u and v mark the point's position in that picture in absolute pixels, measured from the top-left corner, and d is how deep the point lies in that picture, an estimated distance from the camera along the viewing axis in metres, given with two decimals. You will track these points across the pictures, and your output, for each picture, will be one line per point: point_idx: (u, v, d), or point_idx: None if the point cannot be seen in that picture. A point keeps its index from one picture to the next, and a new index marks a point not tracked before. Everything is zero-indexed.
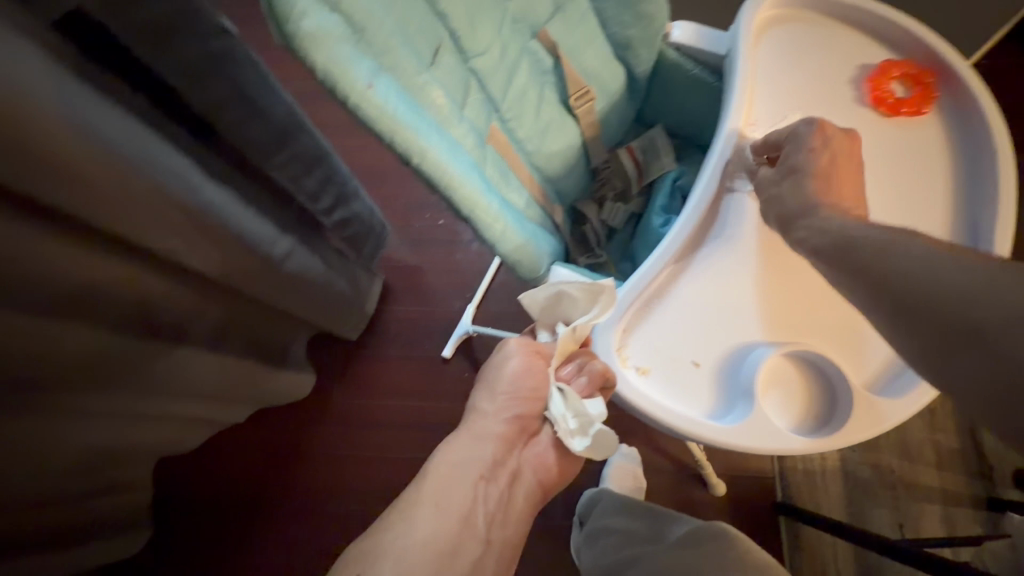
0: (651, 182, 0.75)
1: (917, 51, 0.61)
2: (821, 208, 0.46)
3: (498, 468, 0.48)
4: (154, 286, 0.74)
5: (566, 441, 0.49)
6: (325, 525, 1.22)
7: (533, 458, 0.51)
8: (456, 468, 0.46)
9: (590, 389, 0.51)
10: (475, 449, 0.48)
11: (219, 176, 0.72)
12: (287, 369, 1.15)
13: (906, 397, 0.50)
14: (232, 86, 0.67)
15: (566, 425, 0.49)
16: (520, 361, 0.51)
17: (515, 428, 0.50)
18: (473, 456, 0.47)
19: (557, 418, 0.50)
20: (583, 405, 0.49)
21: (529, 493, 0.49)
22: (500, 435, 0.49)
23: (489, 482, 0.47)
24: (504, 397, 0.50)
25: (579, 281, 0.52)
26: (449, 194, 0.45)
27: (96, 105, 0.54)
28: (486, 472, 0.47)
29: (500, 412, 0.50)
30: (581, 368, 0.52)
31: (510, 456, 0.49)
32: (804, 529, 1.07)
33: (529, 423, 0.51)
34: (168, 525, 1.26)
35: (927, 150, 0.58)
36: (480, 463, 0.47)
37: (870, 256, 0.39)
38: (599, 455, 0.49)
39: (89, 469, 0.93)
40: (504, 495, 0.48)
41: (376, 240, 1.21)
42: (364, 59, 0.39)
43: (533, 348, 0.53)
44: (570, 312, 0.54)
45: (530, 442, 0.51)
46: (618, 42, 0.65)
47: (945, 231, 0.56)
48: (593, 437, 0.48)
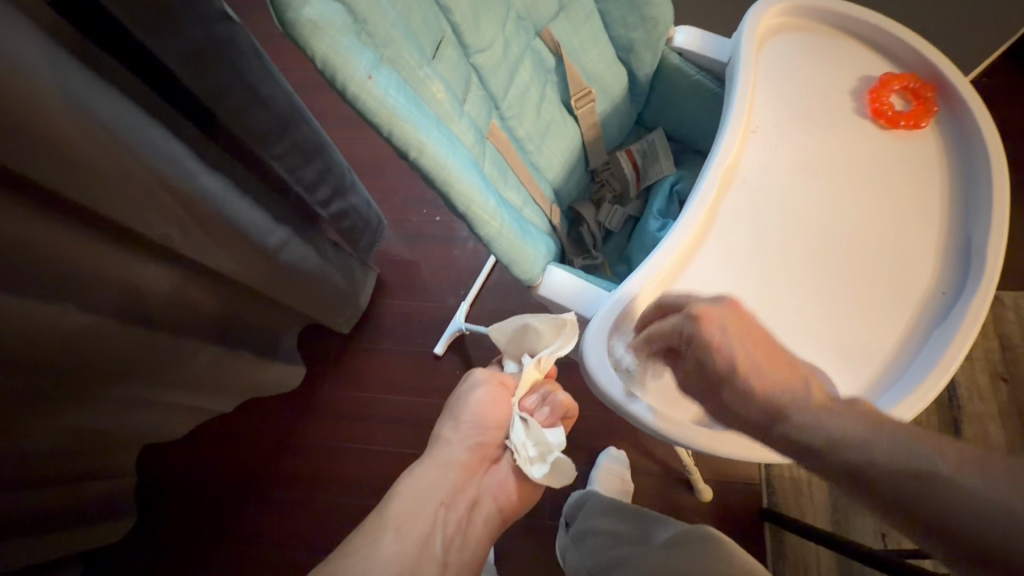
0: (649, 185, 0.76)
1: (917, 65, 0.61)
2: (785, 415, 0.32)
3: (457, 496, 0.64)
4: (145, 272, 0.73)
5: (528, 468, 0.62)
6: (312, 518, 1.21)
7: (491, 486, 0.66)
8: (424, 495, 0.63)
9: (551, 419, 0.64)
10: (440, 477, 0.65)
11: (216, 163, 0.72)
12: (278, 360, 1.14)
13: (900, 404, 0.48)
14: (233, 73, 0.66)
15: (527, 453, 0.62)
16: (487, 392, 0.68)
17: (476, 456, 0.67)
18: (438, 483, 0.64)
19: (519, 446, 0.63)
20: (543, 436, 0.62)
21: (486, 517, 0.65)
22: (462, 464, 0.65)
23: (450, 508, 0.63)
24: (468, 427, 0.67)
25: (545, 318, 0.60)
26: (446, 189, 0.45)
27: (96, 88, 0.54)
28: (446, 499, 0.64)
29: (464, 442, 0.67)
30: (544, 401, 0.65)
31: (469, 484, 0.65)
32: (788, 536, 1.07)
33: (489, 451, 0.68)
34: (153, 514, 1.25)
35: (925, 164, 0.58)
36: (442, 490, 0.64)
37: (883, 482, 0.28)
38: (557, 481, 0.62)
39: (74, 453, 0.92)
40: (462, 519, 0.63)
41: (372, 234, 1.20)
42: (366, 49, 0.39)
43: (499, 379, 0.68)
44: (534, 343, 0.62)
45: (490, 470, 0.67)
46: (622, 44, 0.65)
47: (940, 245, 0.55)
48: (550, 464, 0.61)
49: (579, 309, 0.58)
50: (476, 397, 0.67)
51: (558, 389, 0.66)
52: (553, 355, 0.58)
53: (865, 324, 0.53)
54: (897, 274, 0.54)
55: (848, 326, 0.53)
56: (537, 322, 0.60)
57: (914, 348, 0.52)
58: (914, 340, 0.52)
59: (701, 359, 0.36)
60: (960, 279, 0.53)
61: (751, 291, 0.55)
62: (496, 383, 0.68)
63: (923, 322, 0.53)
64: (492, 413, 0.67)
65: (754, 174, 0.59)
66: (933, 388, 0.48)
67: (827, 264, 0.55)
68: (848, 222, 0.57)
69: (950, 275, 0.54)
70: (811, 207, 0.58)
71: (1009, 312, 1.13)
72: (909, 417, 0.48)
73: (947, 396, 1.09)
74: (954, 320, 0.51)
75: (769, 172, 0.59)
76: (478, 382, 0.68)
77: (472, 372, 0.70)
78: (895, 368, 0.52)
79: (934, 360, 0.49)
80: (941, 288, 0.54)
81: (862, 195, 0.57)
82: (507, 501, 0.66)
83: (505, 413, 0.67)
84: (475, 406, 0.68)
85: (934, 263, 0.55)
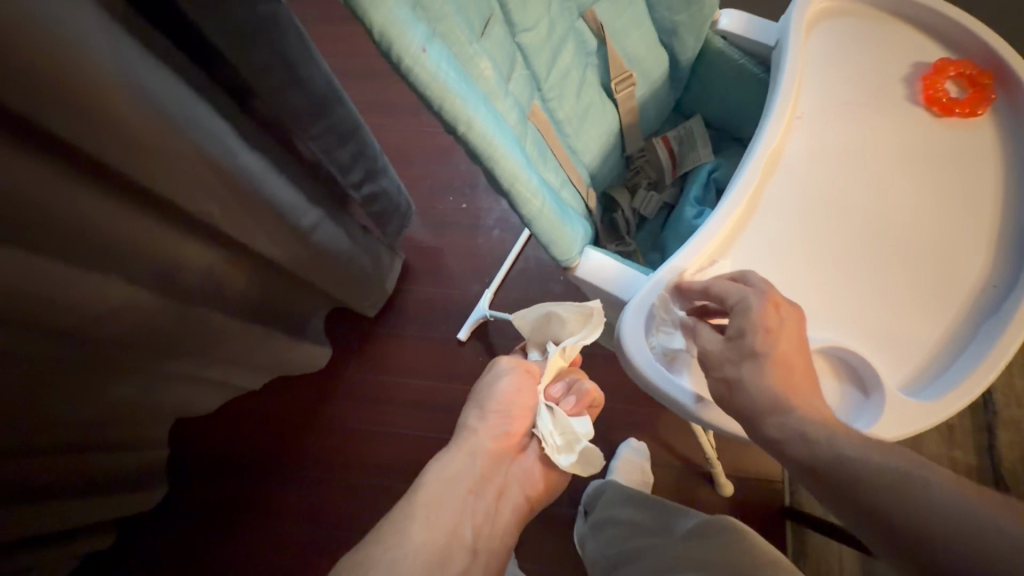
0: (686, 173, 0.75)
1: (975, 51, 0.59)
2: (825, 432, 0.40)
3: (485, 484, 0.64)
4: (185, 247, 0.75)
5: (555, 456, 0.63)
6: (333, 497, 1.24)
7: (518, 474, 0.67)
8: (451, 482, 0.63)
9: (577, 407, 0.66)
10: (467, 465, 0.65)
11: (255, 143, 0.73)
12: (306, 340, 1.17)
13: (944, 399, 0.47)
14: (276, 54, 0.67)
15: (554, 442, 0.64)
16: (511, 381, 0.67)
17: (503, 444, 0.67)
18: (465, 471, 0.64)
19: (545, 435, 0.64)
20: (570, 425, 0.63)
21: (514, 505, 0.66)
22: (489, 452, 0.65)
23: (478, 495, 0.64)
24: (494, 416, 0.67)
25: (568, 307, 0.61)
26: (491, 165, 0.45)
27: (148, 64, 0.55)
28: (474, 487, 0.64)
29: (491, 431, 0.66)
30: (569, 390, 0.68)
31: (496, 472, 0.66)
32: (810, 535, 1.06)
33: (516, 440, 0.68)
34: (182, 486, 1.29)
35: (979, 155, 0.56)
36: (470, 478, 0.64)
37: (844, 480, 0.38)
38: (584, 469, 0.63)
39: (113, 422, 0.96)
40: (491, 507, 0.64)
41: (401, 218, 1.21)
42: (419, 23, 0.39)
43: (524, 368, 0.67)
44: (560, 331, 0.64)
45: (517, 458, 0.68)
46: (665, 27, 0.64)
47: (992, 239, 0.53)
48: (578, 453, 0.62)
49: (617, 294, 0.57)
50: (502, 385, 0.66)
51: (584, 377, 0.68)
52: (578, 343, 0.60)
53: (910, 318, 0.52)
54: (944, 267, 0.53)
55: (893, 318, 0.52)
56: (562, 311, 0.62)
57: (959, 343, 0.50)
58: (961, 335, 0.51)
59: (752, 325, 0.45)
60: (1011, 273, 0.52)
61: (792, 280, 0.54)
62: (521, 371, 0.68)
63: (970, 317, 0.51)
64: (517, 400, 0.67)
65: (798, 162, 0.58)
66: (980, 384, 0.47)
67: (872, 257, 0.54)
68: (895, 214, 0.55)
69: (1001, 270, 0.52)
70: (857, 197, 0.56)
71: None
72: (951, 414, 0.47)
73: (983, 401, 1.06)
74: (1004, 316, 0.49)
75: (814, 160, 0.58)
76: (504, 370, 0.68)
77: (497, 361, 0.70)
78: (937, 363, 0.50)
79: (981, 356, 0.48)
80: (991, 283, 0.52)
81: (912, 186, 0.56)
82: (534, 490, 0.68)
83: (531, 401, 0.67)
84: (500, 395, 0.67)
85: (985, 258, 0.53)
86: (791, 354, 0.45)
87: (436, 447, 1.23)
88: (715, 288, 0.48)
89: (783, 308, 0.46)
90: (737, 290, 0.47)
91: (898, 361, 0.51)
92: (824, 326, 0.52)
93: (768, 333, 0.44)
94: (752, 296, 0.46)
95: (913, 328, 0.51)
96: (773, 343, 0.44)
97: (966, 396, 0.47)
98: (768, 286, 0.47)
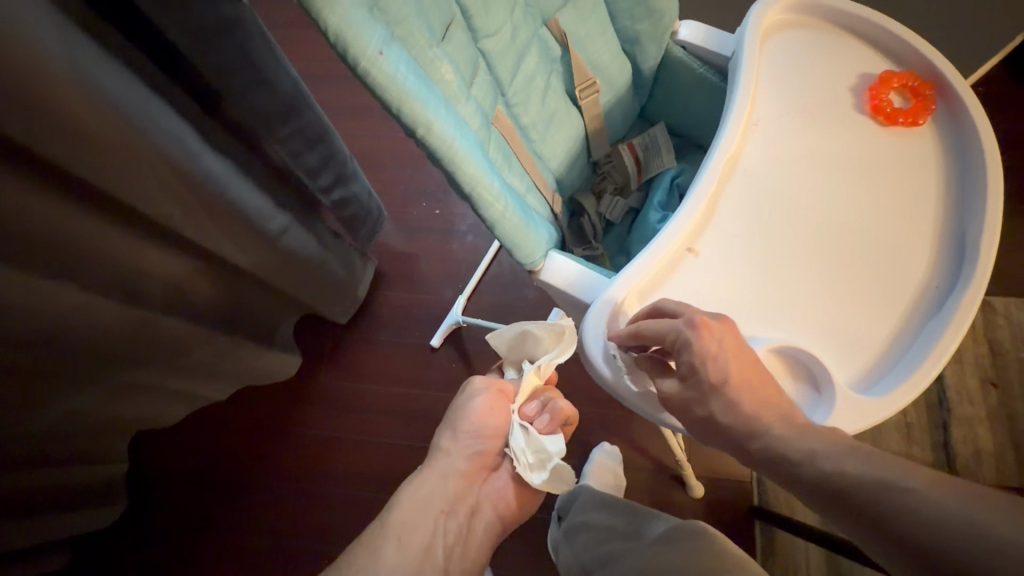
0: (651, 177, 0.76)
1: (916, 63, 0.62)
2: None
3: (457, 504, 0.64)
4: (148, 254, 0.73)
5: (527, 475, 0.60)
6: (305, 514, 1.20)
7: (491, 493, 0.66)
8: (424, 505, 0.63)
9: (551, 426, 0.62)
10: (440, 485, 0.65)
11: (218, 146, 0.72)
12: (275, 348, 1.14)
13: (891, 394, 0.49)
14: (241, 54, 0.66)
15: (526, 460, 0.61)
16: (484, 401, 0.65)
17: (476, 464, 0.66)
18: (438, 492, 0.64)
19: (518, 454, 0.61)
20: (542, 443, 0.60)
21: (487, 526, 0.65)
22: (462, 473, 0.65)
23: (450, 516, 0.63)
24: (467, 437, 0.66)
25: (541, 324, 0.59)
26: (452, 168, 0.45)
27: (101, 62, 0.53)
28: (447, 507, 0.64)
29: (463, 451, 0.66)
30: (544, 408, 0.63)
31: (469, 492, 0.65)
32: (777, 533, 1.08)
33: (488, 460, 0.67)
34: (144, 504, 1.24)
35: (922, 161, 0.59)
36: (443, 499, 0.64)
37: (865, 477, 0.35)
38: (557, 487, 0.60)
39: (71, 436, 0.92)
40: (462, 527, 0.64)
41: (372, 223, 1.20)
42: (376, 25, 0.39)
43: (497, 388, 0.66)
44: (535, 349, 0.61)
45: (490, 477, 0.67)
46: (627, 35, 0.65)
47: (935, 241, 0.56)
48: (550, 471, 0.59)
49: (580, 296, 0.58)
50: (475, 404, 0.65)
51: (559, 396, 0.64)
52: (553, 360, 0.58)
53: (858, 319, 0.54)
54: (892, 268, 0.55)
55: (845, 317, 0.54)
56: (535, 328, 0.59)
57: (906, 341, 0.52)
58: (909, 332, 0.53)
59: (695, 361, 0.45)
60: (953, 272, 0.54)
61: (749, 282, 0.56)
62: (494, 391, 0.66)
63: (915, 318, 0.53)
64: (491, 421, 0.65)
65: (754, 167, 0.60)
66: (925, 378, 0.49)
67: (824, 257, 0.56)
68: (845, 218, 0.58)
69: (944, 270, 0.55)
70: (810, 201, 0.58)
71: (1000, 318, 1.15)
72: (896, 410, 0.49)
73: (938, 398, 1.11)
74: (946, 314, 0.51)
75: (769, 166, 0.60)
76: (477, 391, 0.66)
77: (470, 382, 0.68)
78: (886, 362, 0.52)
79: (926, 352, 0.50)
80: (935, 282, 0.54)
81: (860, 189, 0.58)
82: (506, 507, 0.67)
83: (503, 421, 0.65)
84: (474, 416, 0.66)
85: (929, 258, 0.56)
86: (744, 371, 0.45)
87: (410, 455, 1.22)
88: (647, 328, 0.48)
89: (713, 327, 0.46)
90: (667, 325, 0.47)
91: (849, 359, 0.53)
92: (780, 325, 0.54)
93: (715, 359, 0.45)
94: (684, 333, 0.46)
95: (862, 328, 0.53)
96: (722, 367, 0.45)
97: (914, 392, 0.49)
98: (692, 310, 0.47)
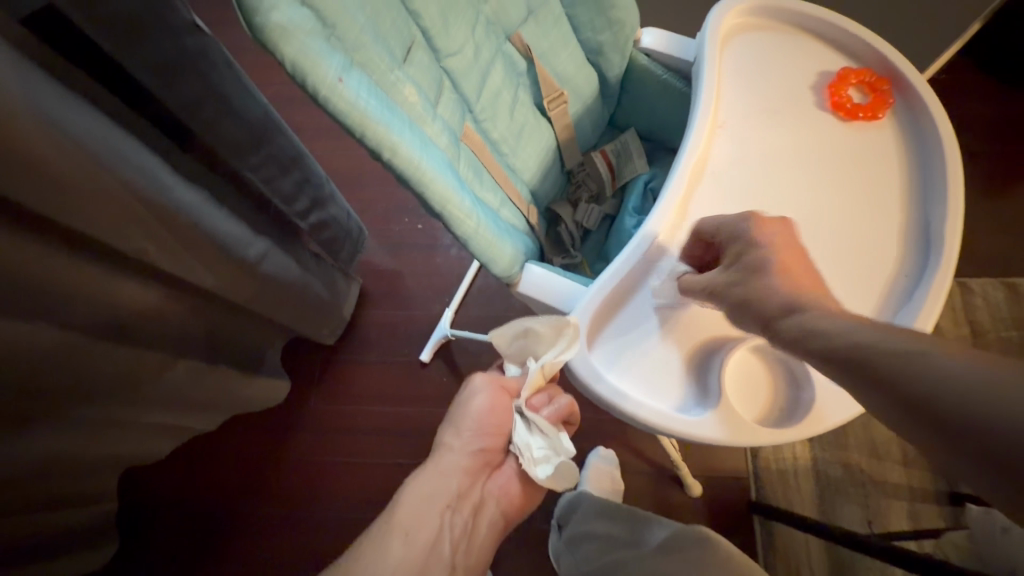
0: (624, 184, 0.77)
1: (872, 59, 0.64)
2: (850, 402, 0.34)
3: (462, 500, 0.62)
4: (125, 289, 0.72)
5: (533, 469, 0.58)
6: (302, 541, 1.19)
7: (495, 490, 0.64)
8: (428, 500, 0.61)
9: (557, 419, 0.61)
10: (445, 482, 0.62)
11: (190, 177, 0.71)
12: (262, 374, 1.13)
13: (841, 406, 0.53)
14: (204, 83, 0.65)
15: (532, 455, 0.59)
16: (486, 399, 0.64)
17: (479, 461, 0.64)
18: (443, 488, 0.61)
19: (523, 449, 0.60)
20: (548, 437, 0.59)
21: (490, 521, 0.63)
22: (466, 470, 0.62)
23: (455, 511, 0.61)
24: (470, 435, 0.64)
25: (546, 318, 0.55)
26: (420, 189, 0.46)
27: (64, 101, 0.53)
28: (451, 503, 0.61)
29: (466, 448, 0.63)
30: (549, 401, 0.62)
31: (473, 489, 0.63)
32: (776, 527, 1.08)
33: (494, 455, 0.65)
34: (140, 542, 1.21)
35: (884, 156, 0.61)
36: (447, 494, 0.61)
37: None
38: (561, 485, 0.58)
39: (62, 479, 0.90)
40: (467, 523, 0.61)
41: (352, 243, 1.19)
42: (334, 53, 0.40)
43: (499, 385, 0.64)
44: (537, 348, 0.56)
45: (494, 474, 0.65)
46: (590, 46, 0.66)
47: (902, 233, 0.57)
48: (556, 466, 0.57)
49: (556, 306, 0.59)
50: (477, 404, 0.63)
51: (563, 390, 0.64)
52: (558, 358, 0.54)
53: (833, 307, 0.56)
54: (862, 258, 0.57)
55: None
56: (537, 324, 0.55)
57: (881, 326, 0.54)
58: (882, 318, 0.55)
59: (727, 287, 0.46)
60: (921, 263, 0.56)
61: None
62: (496, 388, 0.64)
63: (890, 303, 0.55)
64: (492, 420, 0.64)
65: (722, 170, 0.61)
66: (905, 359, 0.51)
67: None
68: (815, 215, 0.59)
69: (912, 259, 0.56)
70: (779, 199, 0.60)
71: (978, 299, 1.17)
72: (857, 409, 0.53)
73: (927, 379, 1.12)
74: (916, 303, 0.53)
75: (737, 165, 0.61)
76: (479, 388, 0.64)
77: (471, 378, 0.66)
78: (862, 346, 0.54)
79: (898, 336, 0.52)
80: (904, 272, 0.56)
81: (827, 186, 0.60)
82: (510, 505, 0.64)
83: (505, 419, 0.64)
84: (476, 413, 0.64)
85: (897, 249, 0.57)
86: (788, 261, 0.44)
87: (407, 472, 1.21)
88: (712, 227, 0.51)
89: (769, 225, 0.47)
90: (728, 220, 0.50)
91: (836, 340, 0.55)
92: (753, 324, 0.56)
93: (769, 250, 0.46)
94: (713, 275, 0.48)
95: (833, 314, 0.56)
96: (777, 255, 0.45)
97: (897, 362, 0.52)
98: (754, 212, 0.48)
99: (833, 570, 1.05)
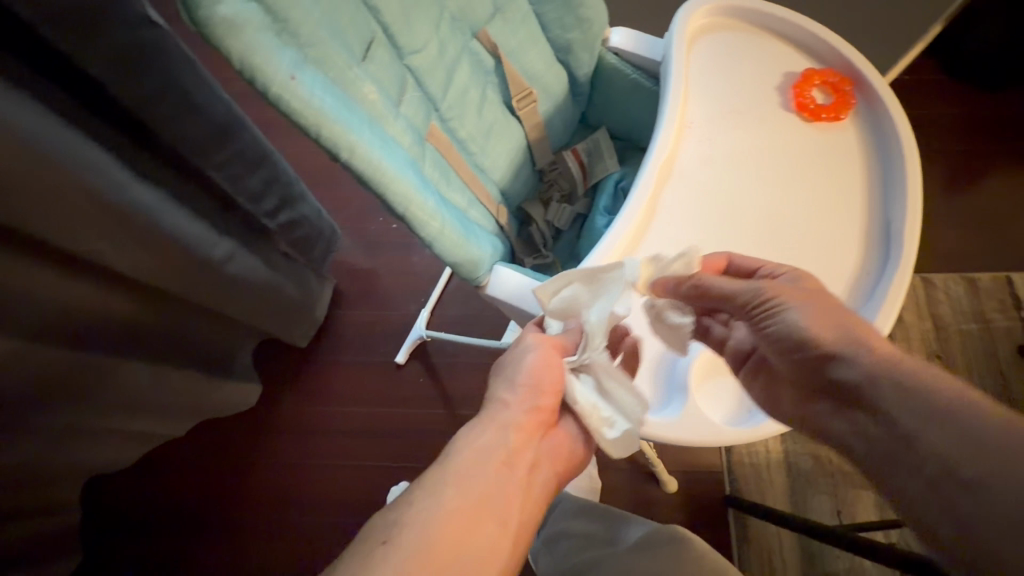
0: (595, 183, 0.77)
1: (836, 60, 0.65)
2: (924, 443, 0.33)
3: (516, 458, 0.48)
4: (81, 293, 0.68)
5: (602, 431, 0.50)
6: (278, 546, 1.16)
7: (551, 451, 0.51)
8: (480, 453, 0.47)
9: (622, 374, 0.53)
10: (499, 435, 0.48)
11: (148, 176, 0.68)
12: (232, 378, 1.10)
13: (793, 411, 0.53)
14: (164, 79, 0.62)
15: (600, 416, 0.50)
16: (540, 356, 0.51)
17: (537, 419, 0.50)
18: (497, 441, 0.48)
19: (591, 410, 0.50)
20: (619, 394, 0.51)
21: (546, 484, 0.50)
22: (523, 424, 0.49)
23: (510, 470, 0.48)
24: (525, 391, 0.51)
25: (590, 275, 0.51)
26: (380, 188, 0.44)
27: (9, 98, 0.50)
28: (506, 460, 0.48)
29: (525, 401, 0.50)
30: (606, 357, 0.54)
31: (528, 448, 0.50)
32: (750, 521, 1.10)
33: (550, 415, 0.52)
34: (110, 552, 1.17)
35: (846, 156, 0.62)
36: (502, 449, 0.48)
37: None
38: (626, 449, 0.51)
39: (21, 491, 0.86)
40: (523, 486, 0.48)
41: (326, 242, 1.14)
42: (286, 49, 0.39)
43: (552, 344, 0.52)
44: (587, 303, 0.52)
45: (551, 433, 0.52)
46: (560, 45, 0.66)
47: (864, 232, 0.58)
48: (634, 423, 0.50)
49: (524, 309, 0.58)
50: (530, 361, 0.50)
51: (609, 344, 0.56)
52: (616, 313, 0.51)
53: None
54: (825, 256, 0.58)
55: None
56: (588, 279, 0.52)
57: None
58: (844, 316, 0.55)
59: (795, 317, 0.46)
60: (881, 261, 0.57)
61: None
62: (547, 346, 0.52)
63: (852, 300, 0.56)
64: (549, 378, 0.50)
65: (689, 169, 0.62)
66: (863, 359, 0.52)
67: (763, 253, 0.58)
68: (780, 214, 0.60)
69: (873, 257, 0.57)
70: (745, 199, 0.60)
71: (940, 294, 1.21)
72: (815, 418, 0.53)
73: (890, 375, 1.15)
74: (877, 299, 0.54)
75: (704, 165, 0.62)
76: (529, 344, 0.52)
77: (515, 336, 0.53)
78: None
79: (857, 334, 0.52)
80: (865, 270, 0.57)
81: (791, 186, 0.61)
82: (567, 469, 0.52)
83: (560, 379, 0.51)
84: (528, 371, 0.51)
85: (859, 247, 0.58)
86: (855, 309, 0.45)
87: (383, 474, 1.19)
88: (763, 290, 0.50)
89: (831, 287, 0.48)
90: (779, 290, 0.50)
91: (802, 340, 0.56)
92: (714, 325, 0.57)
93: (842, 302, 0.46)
94: (760, 285, 0.50)
95: None
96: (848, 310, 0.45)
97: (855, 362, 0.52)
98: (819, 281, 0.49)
99: (805, 561, 1.07)
